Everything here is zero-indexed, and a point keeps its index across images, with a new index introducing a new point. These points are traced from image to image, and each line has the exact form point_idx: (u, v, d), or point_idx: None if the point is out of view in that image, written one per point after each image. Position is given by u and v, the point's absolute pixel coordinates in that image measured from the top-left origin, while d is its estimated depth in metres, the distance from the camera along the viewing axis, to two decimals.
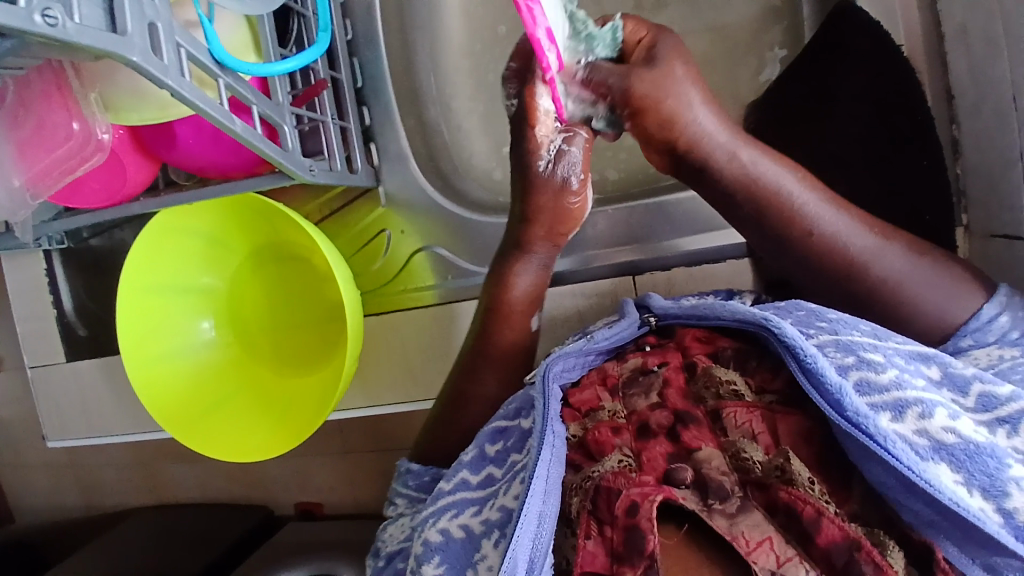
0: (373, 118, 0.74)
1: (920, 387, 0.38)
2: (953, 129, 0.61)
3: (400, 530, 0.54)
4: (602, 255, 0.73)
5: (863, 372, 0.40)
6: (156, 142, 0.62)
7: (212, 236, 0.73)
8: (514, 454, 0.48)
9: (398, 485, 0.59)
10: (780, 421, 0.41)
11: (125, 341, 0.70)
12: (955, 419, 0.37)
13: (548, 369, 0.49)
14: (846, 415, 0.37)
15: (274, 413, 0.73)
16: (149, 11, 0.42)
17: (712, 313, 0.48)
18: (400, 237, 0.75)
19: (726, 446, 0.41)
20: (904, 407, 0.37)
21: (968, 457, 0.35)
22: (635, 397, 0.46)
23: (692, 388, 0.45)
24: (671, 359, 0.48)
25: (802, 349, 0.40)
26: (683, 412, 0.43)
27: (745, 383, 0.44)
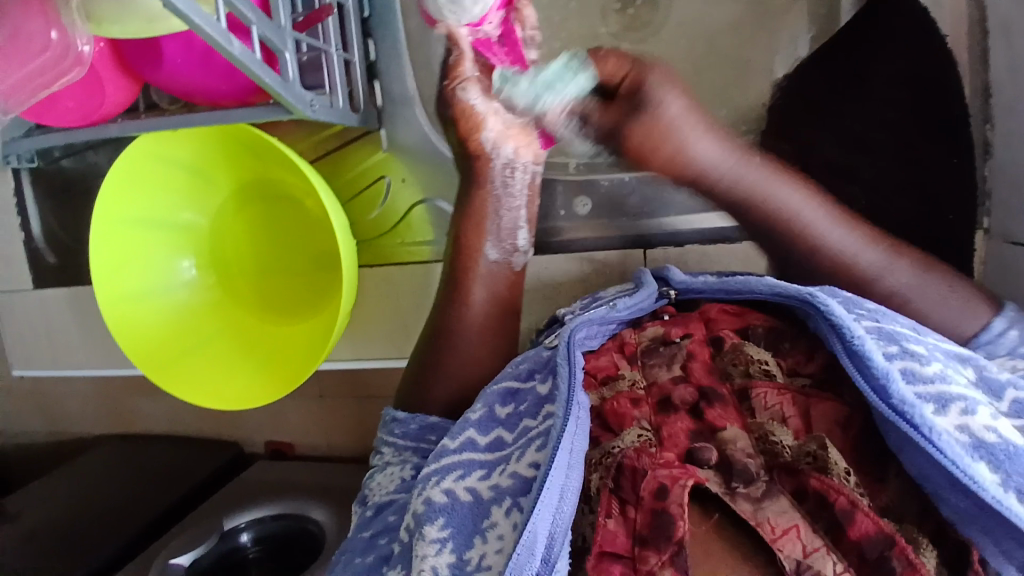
0: (378, 53, 0.68)
1: (962, 384, 0.37)
2: (987, 128, 0.60)
3: (390, 480, 0.51)
4: (611, 223, 0.68)
5: (908, 362, 0.37)
6: (138, 59, 0.56)
7: (195, 167, 0.68)
8: (527, 419, 0.46)
9: (382, 432, 0.57)
10: (814, 405, 0.40)
11: (95, 272, 0.65)
12: (997, 419, 0.35)
13: (572, 334, 0.47)
14: (891, 402, 0.35)
15: (260, 359, 0.69)
16: None
17: (743, 286, 0.46)
18: (401, 186, 0.71)
19: (751, 428, 0.39)
20: (948, 401, 0.35)
21: (1009, 458, 0.33)
22: (655, 369, 0.45)
23: (718, 363, 0.44)
24: (695, 331, 0.46)
25: (848, 329, 0.39)
26: (709, 389, 0.42)
27: (777, 363, 0.43)
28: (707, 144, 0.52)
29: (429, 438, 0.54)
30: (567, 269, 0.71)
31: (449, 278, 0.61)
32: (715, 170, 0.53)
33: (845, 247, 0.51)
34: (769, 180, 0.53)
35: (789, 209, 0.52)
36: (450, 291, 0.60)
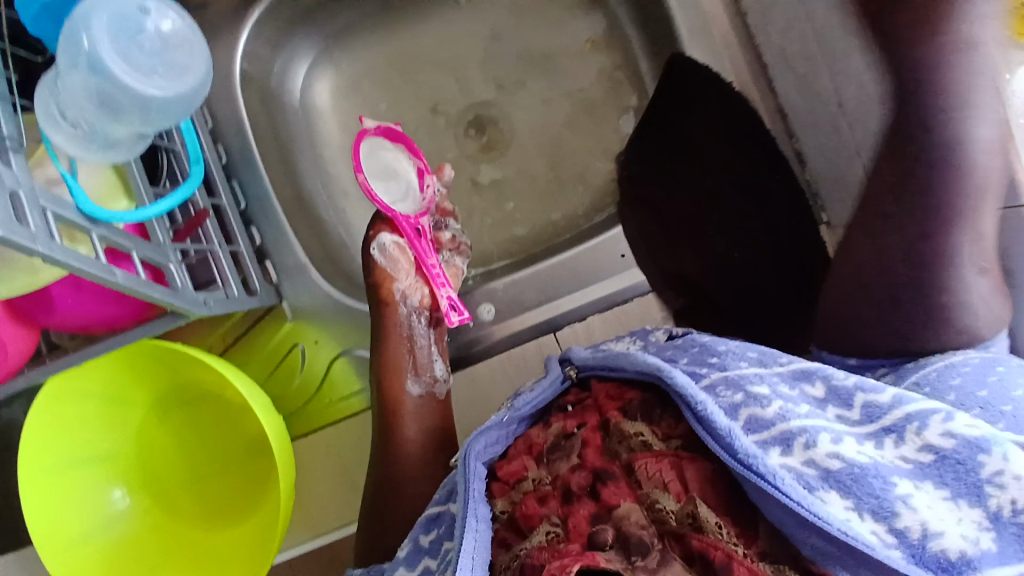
0: (264, 236, 0.73)
1: (803, 415, 0.42)
2: (793, 142, 0.72)
3: None
4: (518, 320, 0.73)
5: (751, 408, 0.43)
6: (31, 309, 0.58)
7: (110, 394, 0.69)
8: (446, 542, 0.47)
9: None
10: (687, 467, 0.43)
11: (29, 533, 0.62)
12: (838, 443, 0.41)
13: (471, 449, 0.47)
14: (738, 456, 0.40)
15: (209, 574, 0.67)
16: (9, 180, 0.44)
17: (619, 364, 0.49)
18: (315, 347, 0.74)
19: (642, 499, 0.43)
20: (791, 439, 0.41)
21: (853, 482, 0.39)
22: (558, 462, 0.47)
23: (608, 445, 0.47)
24: (589, 418, 0.49)
25: (694, 398, 0.43)
26: (600, 470, 0.45)
27: (652, 432, 0.46)
28: None
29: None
30: (490, 375, 0.73)
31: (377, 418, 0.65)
32: None
33: None
34: None
35: None
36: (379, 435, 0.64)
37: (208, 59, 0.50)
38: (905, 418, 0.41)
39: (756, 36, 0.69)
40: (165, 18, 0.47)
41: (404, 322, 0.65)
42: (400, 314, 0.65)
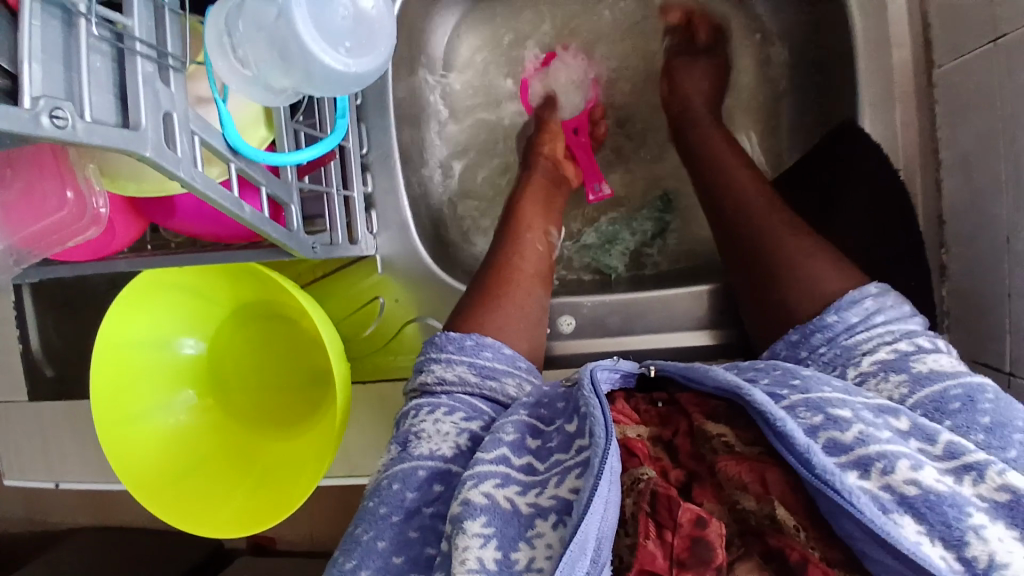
0: (375, 186, 0.73)
1: (885, 440, 0.43)
2: (941, 252, 0.65)
3: (437, 436, 0.52)
4: (596, 341, 0.72)
5: (831, 432, 0.44)
6: (149, 208, 0.58)
7: (197, 292, 0.71)
8: (558, 453, 0.50)
9: (428, 352, 0.59)
10: (768, 470, 0.45)
11: (97, 401, 0.65)
12: (918, 470, 0.41)
13: (595, 372, 0.52)
14: (815, 471, 0.41)
15: (254, 477, 0.71)
16: (165, 101, 0.43)
17: (702, 376, 0.49)
18: (394, 305, 0.74)
19: (723, 498, 0.45)
20: (869, 464, 0.42)
21: (929, 507, 0.40)
22: (653, 448, 0.50)
23: (695, 447, 0.49)
24: (680, 426, 0.51)
25: (772, 413, 0.44)
26: (694, 470, 0.48)
27: (734, 434, 0.48)
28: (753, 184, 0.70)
29: (483, 354, 0.58)
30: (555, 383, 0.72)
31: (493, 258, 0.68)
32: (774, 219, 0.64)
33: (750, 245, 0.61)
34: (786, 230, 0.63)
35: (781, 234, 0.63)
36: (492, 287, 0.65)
37: (392, 45, 0.48)
38: (985, 460, 0.42)
39: (939, 130, 0.63)
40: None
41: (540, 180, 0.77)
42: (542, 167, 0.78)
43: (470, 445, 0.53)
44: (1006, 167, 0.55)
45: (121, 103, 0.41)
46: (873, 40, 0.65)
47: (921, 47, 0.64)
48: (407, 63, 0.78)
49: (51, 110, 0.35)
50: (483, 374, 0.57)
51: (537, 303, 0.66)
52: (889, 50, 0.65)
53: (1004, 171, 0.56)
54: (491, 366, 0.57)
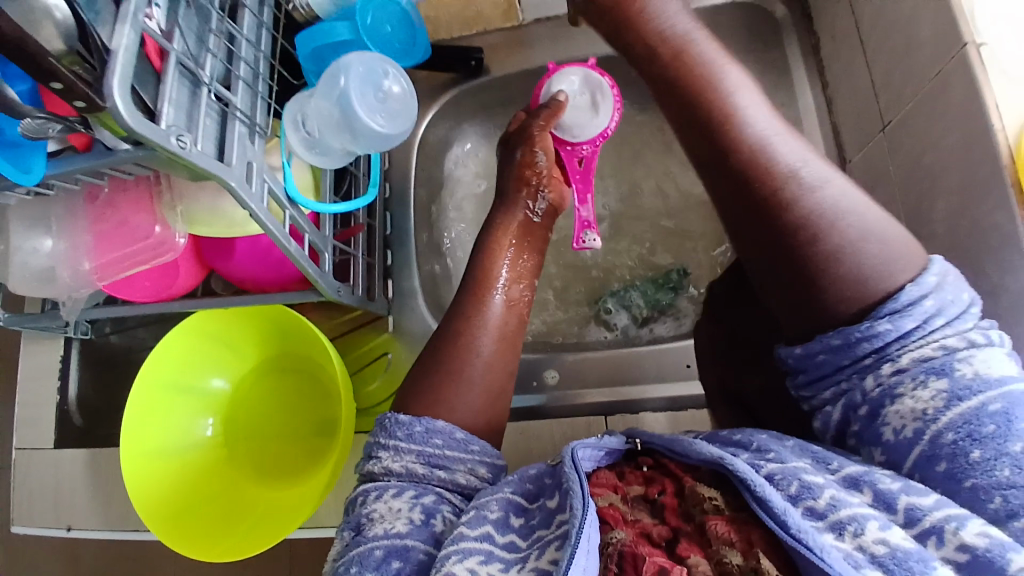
0: (395, 259, 0.87)
1: (855, 504, 0.41)
2: None
3: (398, 518, 0.50)
4: (577, 393, 0.81)
5: (806, 500, 0.42)
6: (211, 252, 0.72)
7: (229, 342, 0.81)
8: (540, 529, 0.48)
9: (378, 437, 0.57)
10: (753, 532, 0.43)
11: (127, 429, 0.73)
12: (886, 529, 0.39)
13: (575, 453, 0.51)
14: (789, 530, 0.40)
15: (250, 519, 0.75)
16: (250, 153, 0.57)
17: (681, 449, 0.49)
18: (400, 360, 0.84)
19: (710, 554, 0.43)
20: (842, 526, 0.40)
21: (896, 564, 0.38)
22: (641, 511, 0.49)
23: (683, 507, 0.48)
24: (668, 485, 0.50)
25: (751, 478, 0.43)
26: (679, 528, 0.46)
27: (725, 499, 0.47)
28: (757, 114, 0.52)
29: (433, 442, 0.55)
30: (543, 431, 0.78)
31: (451, 327, 0.65)
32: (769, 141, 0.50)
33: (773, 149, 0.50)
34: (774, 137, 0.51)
35: (761, 137, 0.50)
36: (449, 368, 0.61)
37: (417, 114, 0.63)
38: (948, 518, 0.39)
39: None
40: (397, 81, 0.62)
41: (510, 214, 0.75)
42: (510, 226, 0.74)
43: (426, 520, 0.50)
44: (906, 227, 0.68)
45: (217, 147, 0.55)
46: None
47: (835, 152, 0.80)
48: (428, 162, 0.92)
49: (176, 134, 0.48)
50: (431, 464, 0.54)
51: (503, 371, 0.63)
52: None
53: (908, 233, 0.68)
54: (440, 453, 0.55)
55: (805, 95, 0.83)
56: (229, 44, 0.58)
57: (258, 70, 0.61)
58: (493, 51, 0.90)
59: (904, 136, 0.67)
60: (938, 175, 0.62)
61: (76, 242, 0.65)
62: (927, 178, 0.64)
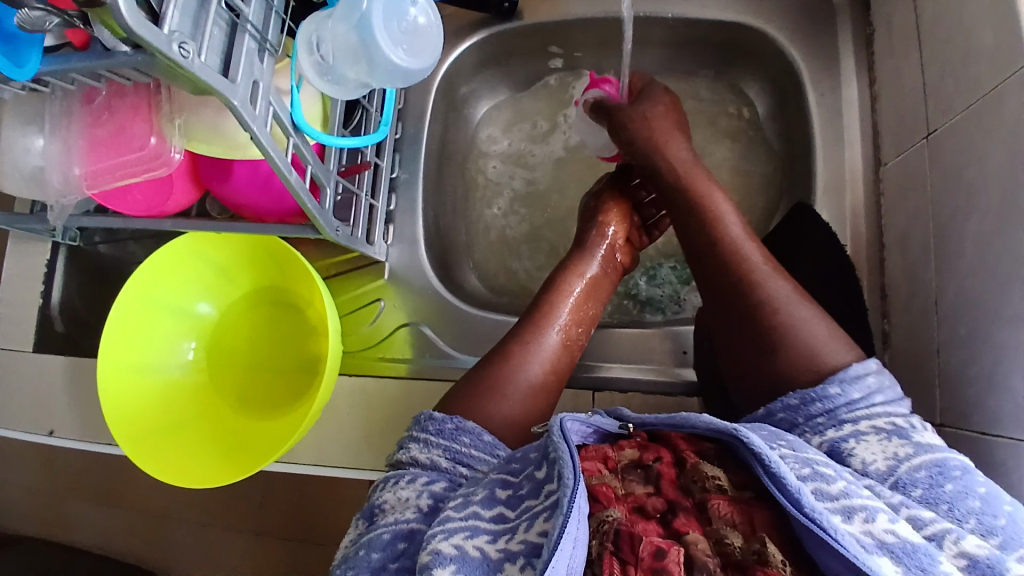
0: (398, 204, 0.83)
1: (864, 495, 0.45)
2: (884, 322, 0.73)
3: (404, 505, 0.51)
4: (575, 364, 0.79)
5: (818, 482, 0.45)
6: (210, 174, 0.69)
7: (221, 268, 0.79)
8: (529, 499, 0.47)
9: (411, 432, 0.57)
10: (755, 514, 0.45)
11: (107, 345, 0.72)
12: (895, 522, 0.43)
13: (564, 424, 0.49)
14: (803, 509, 0.42)
15: (225, 447, 0.74)
16: (257, 72, 0.53)
17: (688, 422, 0.49)
18: (393, 309, 0.82)
19: (710, 533, 0.44)
20: (852, 511, 0.43)
21: (905, 553, 0.41)
22: (632, 481, 0.49)
23: (682, 480, 0.48)
24: (664, 454, 0.50)
25: (767, 454, 0.44)
26: (675, 502, 0.47)
27: (727, 479, 0.48)
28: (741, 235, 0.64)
29: (461, 440, 0.55)
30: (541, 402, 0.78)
31: (506, 349, 0.64)
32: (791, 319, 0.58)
33: (803, 322, 0.58)
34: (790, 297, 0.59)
35: (780, 299, 0.59)
36: (497, 383, 0.60)
37: (440, 52, 0.59)
38: (945, 529, 0.43)
39: (885, 218, 0.74)
40: (424, 14, 0.57)
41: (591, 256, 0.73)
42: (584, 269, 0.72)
43: (433, 505, 0.50)
44: (932, 240, 0.65)
45: (223, 63, 0.51)
46: (828, 138, 0.78)
47: (871, 151, 0.76)
48: (446, 108, 0.88)
49: (178, 42, 0.45)
50: (456, 460, 0.54)
51: (545, 402, 0.62)
52: (842, 149, 0.78)
53: (934, 246, 0.65)
54: (466, 451, 0.55)
55: (849, 87, 0.78)
56: None
57: None
58: None
59: (945, 147, 0.64)
60: (974, 193, 0.59)
61: (68, 144, 0.62)
62: (961, 195, 0.61)
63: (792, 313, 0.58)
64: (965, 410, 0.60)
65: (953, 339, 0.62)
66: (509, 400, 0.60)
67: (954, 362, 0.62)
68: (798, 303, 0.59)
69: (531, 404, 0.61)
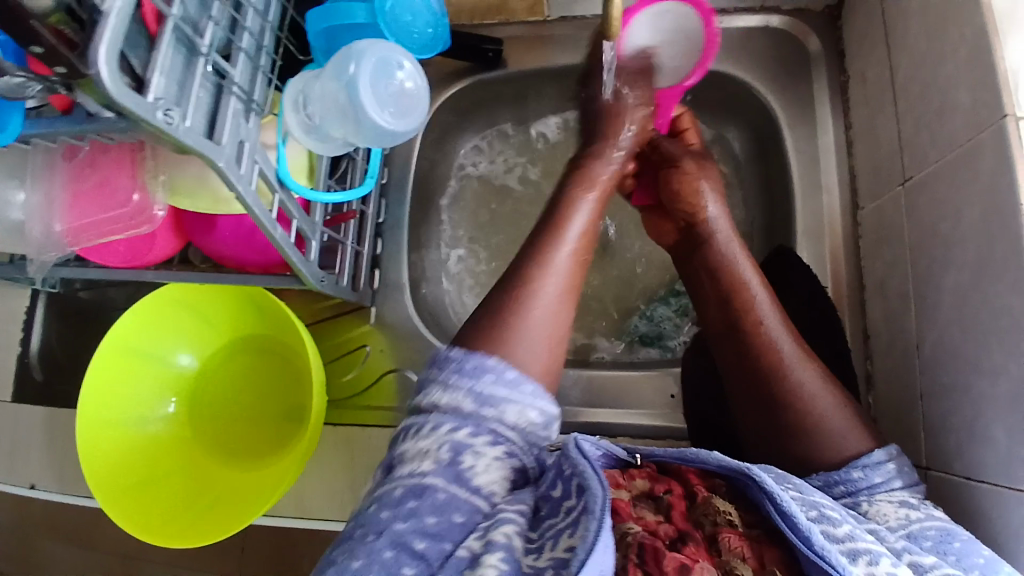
0: (384, 249, 0.83)
1: (868, 540, 0.46)
2: (867, 364, 0.74)
3: (421, 458, 0.48)
4: (562, 409, 0.79)
5: (825, 525, 0.46)
6: (193, 225, 0.68)
7: (203, 318, 0.78)
8: (552, 517, 0.47)
9: (430, 371, 0.53)
10: (766, 550, 0.46)
11: (87, 397, 0.70)
12: (896, 567, 0.44)
13: (577, 441, 0.48)
14: (813, 547, 0.43)
15: (205, 505, 0.73)
16: (243, 132, 0.53)
17: (697, 457, 0.49)
18: (379, 354, 0.81)
19: (720, 565, 0.45)
20: (859, 553, 0.44)
21: None
22: (643, 509, 0.49)
23: (692, 514, 0.49)
24: (675, 486, 0.51)
25: (778, 494, 0.45)
26: (685, 530, 0.47)
27: (737, 514, 0.49)
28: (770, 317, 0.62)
29: (484, 379, 0.50)
30: None
31: (524, 268, 0.57)
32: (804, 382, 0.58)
33: (812, 388, 0.58)
34: (798, 361, 0.59)
35: (789, 363, 0.59)
36: (510, 325, 0.54)
37: (427, 113, 0.59)
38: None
39: (864, 263, 0.75)
40: (411, 78, 0.58)
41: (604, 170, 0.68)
42: (594, 178, 0.66)
43: (454, 458, 0.48)
44: (912, 287, 0.67)
45: (208, 124, 0.51)
46: (807, 184, 0.80)
47: (848, 197, 0.78)
48: (431, 151, 0.89)
49: (164, 109, 0.45)
50: (480, 402, 0.50)
51: (563, 329, 0.56)
52: (820, 195, 0.79)
53: (913, 292, 0.66)
54: (492, 392, 0.50)
55: (826, 134, 0.80)
56: (234, 12, 0.54)
57: (263, 42, 0.56)
58: (512, 46, 0.86)
59: (922, 198, 0.65)
60: (952, 245, 0.61)
61: (49, 200, 0.61)
62: (939, 246, 0.62)
63: (804, 378, 0.58)
64: (949, 457, 0.61)
65: (936, 386, 0.63)
66: (524, 348, 0.53)
67: (939, 409, 0.62)
68: (804, 366, 0.59)
69: (549, 331, 0.54)
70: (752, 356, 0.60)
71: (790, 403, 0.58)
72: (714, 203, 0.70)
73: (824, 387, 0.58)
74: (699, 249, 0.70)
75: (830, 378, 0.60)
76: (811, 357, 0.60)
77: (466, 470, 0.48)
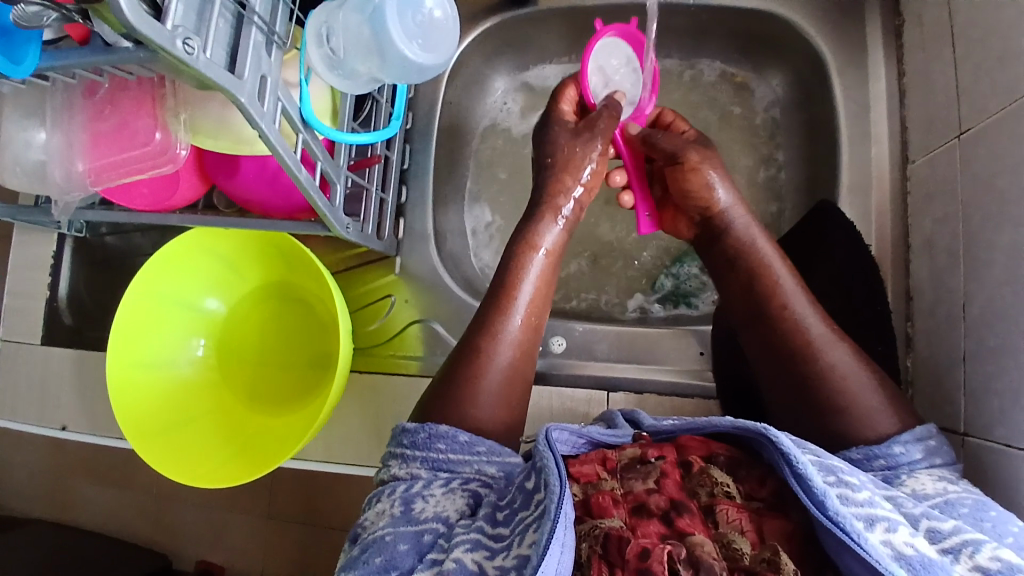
0: (409, 198, 0.82)
1: (886, 507, 0.43)
2: (908, 325, 0.71)
3: (380, 517, 0.49)
4: (586, 365, 0.78)
5: (841, 488, 0.44)
6: (216, 169, 0.67)
7: (230, 262, 0.77)
8: (521, 511, 0.47)
9: (388, 449, 0.55)
10: (766, 522, 0.45)
11: (116, 337, 0.71)
12: (914, 536, 0.41)
13: (549, 435, 0.50)
14: (827, 512, 0.41)
15: (238, 441, 0.74)
16: (265, 65, 0.51)
17: (707, 423, 0.49)
18: (403, 305, 0.80)
19: (716, 536, 0.44)
20: (875, 519, 0.42)
21: (923, 566, 0.40)
22: (632, 480, 0.49)
23: (688, 483, 0.48)
24: (668, 453, 0.50)
25: (794, 456, 0.43)
26: (679, 501, 0.47)
27: (736, 486, 0.48)
28: (799, 302, 0.61)
29: (438, 446, 0.52)
30: (550, 402, 0.77)
31: (485, 315, 0.63)
32: (834, 358, 0.57)
33: (843, 367, 0.56)
34: (829, 340, 0.58)
35: (818, 345, 0.57)
36: (471, 359, 0.60)
37: (455, 47, 0.57)
38: (963, 542, 0.42)
39: (911, 218, 0.71)
40: (440, 6, 0.55)
41: (553, 225, 0.69)
42: (544, 236, 0.68)
43: (407, 509, 0.49)
44: (961, 244, 0.63)
45: (229, 56, 0.49)
46: (854, 135, 0.76)
47: (898, 148, 0.74)
48: (457, 97, 0.86)
49: (182, 38, 0.43)
50: (435, 468, 0.52)
51: (523, 358, 0.62)
52: (868, 145, 0.75)
53: (963, 249, 0.63)
54: (445, 458, 0.52)
55: (877, 81, 0.75)
56: None
57: None
58: None
59: (978, 148, 0.61)
60: (1009, 198, 0.57)
61: (71, 140, 0.61)
62: (995, 199, 0.58)
63: (836, 358, 0.56)
64: (991, 422, 0.58)
65: (981, 348, 0.60)
66: (483, 374, 0.59)
67: (982, 373, 0.59)
68: (836, 346, 0.57)
69: (504, 363, 0.60)
70: (783, 341, 0.59)
71: (824, 386, 0.56)
72: (723, 187, 0.67)
73: (857, 369, 0.56)
74: (721, 238, 0.68)
75: (867, 361, 0.57)
76: (843, 336, 0.59)
77: (420, 513, 0.49)
